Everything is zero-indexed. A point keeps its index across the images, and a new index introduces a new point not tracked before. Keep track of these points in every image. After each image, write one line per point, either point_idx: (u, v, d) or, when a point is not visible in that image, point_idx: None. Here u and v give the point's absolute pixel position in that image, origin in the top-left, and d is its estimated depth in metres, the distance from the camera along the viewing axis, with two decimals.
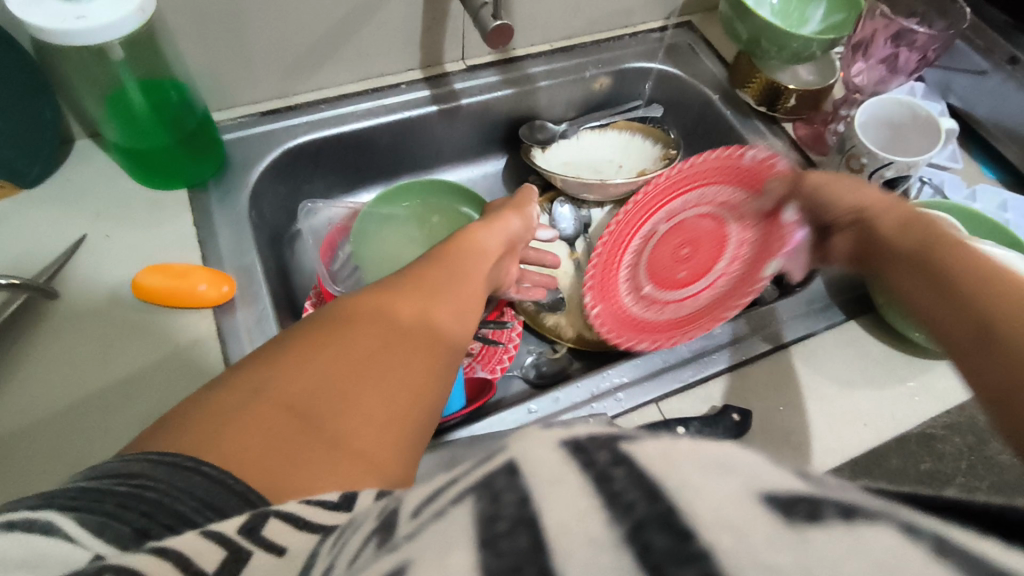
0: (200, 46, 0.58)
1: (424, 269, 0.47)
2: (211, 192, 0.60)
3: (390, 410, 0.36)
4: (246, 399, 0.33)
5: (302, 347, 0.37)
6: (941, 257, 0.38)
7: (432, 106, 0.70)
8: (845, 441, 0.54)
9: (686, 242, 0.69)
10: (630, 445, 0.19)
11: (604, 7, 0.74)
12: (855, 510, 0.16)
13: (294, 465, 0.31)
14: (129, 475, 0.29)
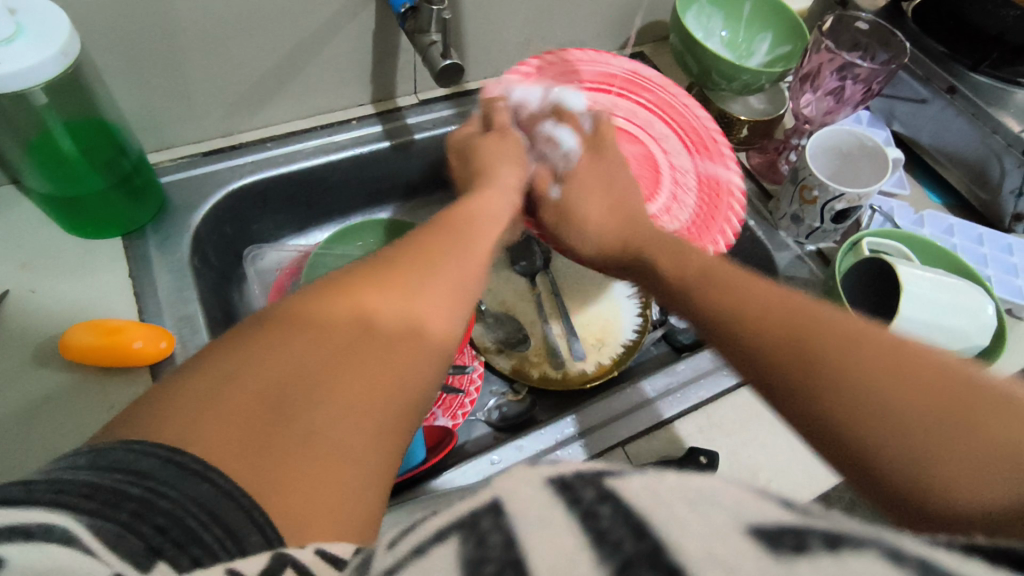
0: (134, 88, 0.56)
1: (421, 239, 0.44)
2: (150, 238, 0.58)
3: (373, 412, 0.33)
4: (217, 390, 0.31)
5: (281, 328, 0.34)
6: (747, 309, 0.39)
7: (386, 142, 0.69)
8: (813, 472, 0.53)
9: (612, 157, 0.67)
10: (616, 481, 0.18)
11: (555, 37, 0.75)
12: (841, 538, 0.16)
13: (274, 469, 0.29)
14: (141, 474, 0.26)
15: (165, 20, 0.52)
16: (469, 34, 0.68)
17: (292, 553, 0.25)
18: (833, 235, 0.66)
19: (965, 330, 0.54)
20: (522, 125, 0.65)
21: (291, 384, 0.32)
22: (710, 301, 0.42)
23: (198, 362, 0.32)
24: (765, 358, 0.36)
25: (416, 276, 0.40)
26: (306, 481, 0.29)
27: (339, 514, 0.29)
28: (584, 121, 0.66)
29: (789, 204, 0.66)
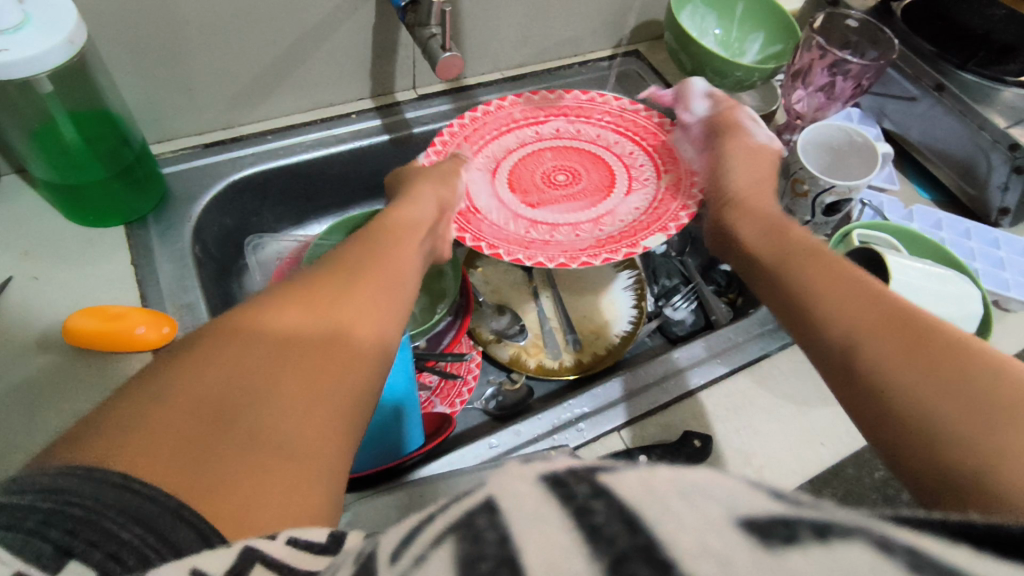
0: (136, 77, 0.57)
1: (349, 253, 0.45)
2: (151, 227, 0.58)
3: (318, 409, 0.33)
4: (147, 408, 0.30)
5: (203, 345, 0.34)
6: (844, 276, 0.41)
7: (384, 135, 0.70)
8: (804, 460, 0.54)
9: (566, 171, 0.66)
10: (608, 477, 0.18)
11: (551, 36, 0.76)
12: (830, 528, 0.16)
13: (213, 468, 0.29)
14: (53, 488, 0.24)
15: (170, 14, 0.53)
16: (467, 30, 0.69)
17: (262, 548, 0.24)
18: (824, 229, 0.68)
19: (952, 318, 0.55)
20: (476, 151, 0.65)
21: (232, 396, 0.32)
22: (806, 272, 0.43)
23: (131, 385, 0.32)
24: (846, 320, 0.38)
25: (346, 286, 0.40)
26: (252, 485, 0.29)
27: (290, 508, 0.29)
28: (526, 149, 0.67)
29: (781, 199, 0.67)
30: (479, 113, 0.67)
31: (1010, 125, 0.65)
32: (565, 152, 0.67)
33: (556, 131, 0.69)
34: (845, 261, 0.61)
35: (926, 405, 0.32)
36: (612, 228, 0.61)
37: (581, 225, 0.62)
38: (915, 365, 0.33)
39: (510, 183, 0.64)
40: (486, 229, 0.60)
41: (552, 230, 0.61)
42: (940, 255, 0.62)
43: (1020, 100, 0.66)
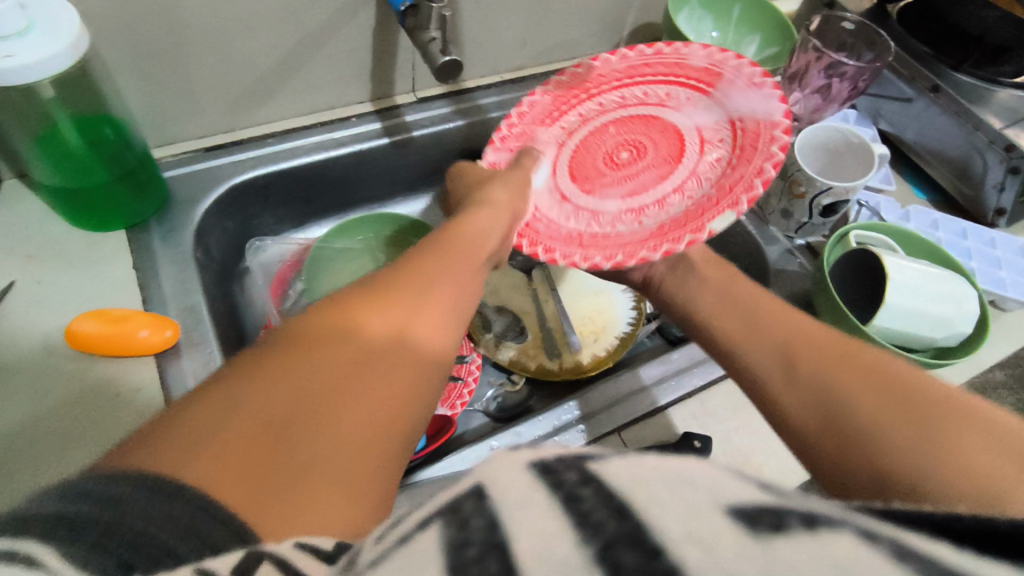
0: (137, 81, 0.57)
1: (411, 267, 0.45)
2: (153, 231, 0.59)
3: (370, 430, 0.34)
4: (215, 419, 0.31)
5: (273, 359, 0.35)
6: (766, 317, 0.45)
7: (384, 138, 0.70)
8: None
9: (629, 147, 0.62)
10: (597, 465, 0.19)
11: (549, 38, 0.76)
12: (816, 519, 0.17)
13: (271, 485, 0.29)
14: (114, 498, 0.25)
15: (171, 18, 0.53)
16: (466, 33, 0.69)
17: (268, 549, 0.24)
18: (821, 229, 0.68)
19: (948, 318, 0.56)
20: (544, 140, 0.63)
21: (294, 414, 0.32)
22: (736, 315, 0.47)
23: (198, 393, 0.33)
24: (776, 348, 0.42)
25: (410, 307, 0.41)
26: (304, 506, 0.29)
27: (340, 528, 0.29)
28: (591, 126, 0.63)
29: (778, 199, 0.68)
30: (530, 102, 0.63)
31: (1005, 126, 0.66)
32: (628, 126, 0.62)
33: (619, 99, 0.63)
34: (840, 262, 0.61)
35: (866, 422, 0.35)
36: (676, 213, 0.57)
37: (645, 207, 0.59)
38: (846, 386, 0.37)
39: (569, 170, 0.62)
40: (548, 232, 0.59)
41: (616, 218, 0.59)
42: (936, 254, 0.63)
43: (1015, 102, 0.68)
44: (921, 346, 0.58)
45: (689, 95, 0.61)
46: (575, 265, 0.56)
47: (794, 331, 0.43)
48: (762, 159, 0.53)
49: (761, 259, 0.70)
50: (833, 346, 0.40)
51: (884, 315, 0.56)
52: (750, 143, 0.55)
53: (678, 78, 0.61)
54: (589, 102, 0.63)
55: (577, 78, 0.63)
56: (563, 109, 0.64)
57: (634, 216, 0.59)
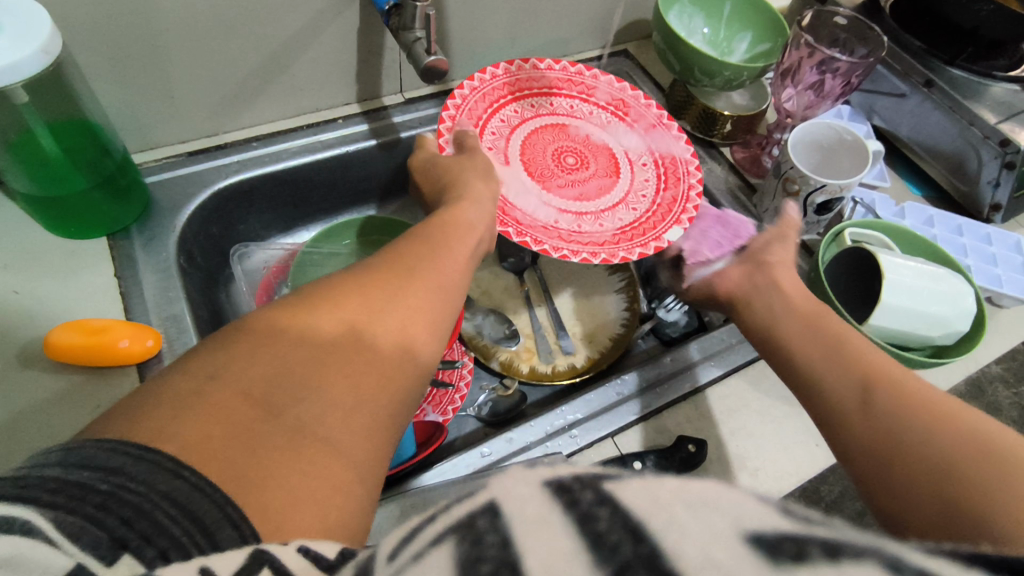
0: (116, 85, 0.56)
1: (402, 249, 0.47)
2: (135, 239, 0.57)
3: (360, 409, 0.36)
4: (201, 385, 0.32)
5: (261, 335, 0.36)
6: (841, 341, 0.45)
7: (371, 140, 0.69)
8: (800, 462, 0.54)
9: (571, 153, 0.68)
10: (614, 485, 0.18)
11: (538, 37, 0.75)
12: (840, 548, 0.16)
13: (253, 455, 0.31)
14: (114, 470, 0.27)
15: (150, 20, 0.52)
16: (454, 33, 0.68)
17: (271, 551, 0.25)
18: (815, 228, 0.67)
19: (946, 317, 0.55)
20: (488, 126, 0.65)
21: (277, 389, 0.34)
22: (804, 339, 0.47)
23: (187, 360, 0.35)
24: (844, 377, 0.43)
25: (399, 284, 0.43)
26: (290, 479, 0.31)
27: (320, 504, 0.31)
28: (531, 125, 0.68)
29: (772, 198, 0.67)
30: (472, 88, 0.65)
31: (1000, 121, 0.65)
32: (561, 134, 0.69)
33: (551, 106, 0.70)
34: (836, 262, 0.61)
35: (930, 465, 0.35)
36: (627, 217, 0.64)
37: (598, 212, 0.65)
38: (913, 425, 0.37)
39: (524, 161, 0.66)
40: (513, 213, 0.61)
41: (578, 218, 0.63)
42: (931, 252, 0.62)
43: (1009, 95, 0.67)
44: (918, 344, 0.57)
45: (610, 118, 0.71)
46: (551, 253, 0.59)
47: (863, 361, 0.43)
48: (688, 187, 0.66)
49: None
50: (910, 385, 0.40)
51: (882, 316, 0.55)
52: (673, 170, 0.67)
53: (600, 103, 0.72)
54: (523, 101, 0.69)
55: (512, 79, 0.68)
56: (506, 101, 0.68)
57: (588, 217, 0.64)
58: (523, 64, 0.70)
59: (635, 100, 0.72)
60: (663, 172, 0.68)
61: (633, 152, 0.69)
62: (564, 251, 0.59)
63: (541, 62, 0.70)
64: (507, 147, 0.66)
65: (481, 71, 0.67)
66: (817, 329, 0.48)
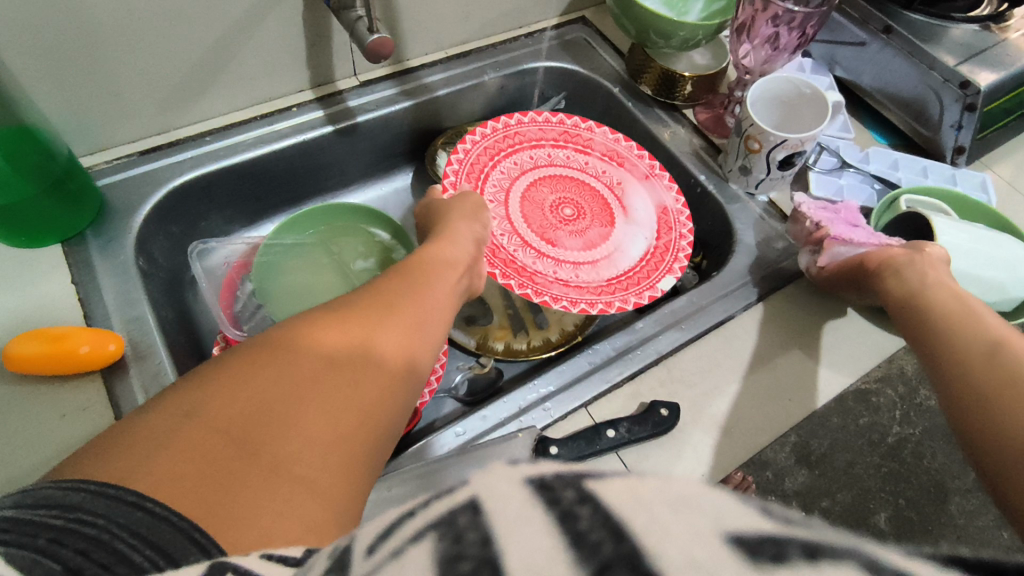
0: (57, 88, 0.54)
1: (383, 283, 0.50)
2: (91, 243, 0.57)
3: (337, 443, 0.38)
4: (179, 423, 0.35)
5: (241, 369, 0.39)
6: (978, 312, 0.49)
7: (328, 127, 0.68)
8: (773, 417, 0.54)
9: (569, 204, 0.71)
10: (596, 483, 0.17)
11: (492, 9, 0.74)
12: (820, 550, 0.15)
13: (228, 490, 0.33)
14: (71, 507, 0.29)
15: (81, 17, 0.50)
16: (403, 11, 0.67)
17: (233, 561, 0.26)
18: (781, 182, 0.67)
19: (1002, 283, 0.56)
20: (489, 180, 0.69)
21: (254, 425, 0.36)
22: (934, 306, 0.51)
23: (169, 399, 0.37)
24: (982, 341, 0.46)
25: (379, 319, 0.45)
26: (265, 515, 0.33)
27: (295, 533, 0.33)
28: (530, 177, 0.71)
29: (735, 158, 0.66)
30: (474, 140, 0.69)
31: (959, 62, 0.65)
32: (559, 184, 0.72)
33: (548, 157, 0.73)
34: (895, 224, 0.62)
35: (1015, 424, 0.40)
36: (623, 266, 0.67)
37: (596, 262, 0.67)
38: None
39: (520, 212, 0.69)
40: (510, 261, 0.64)
41: (574, 268, 0.66)
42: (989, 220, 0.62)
43: (968, 36, 0.67)
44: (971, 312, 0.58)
45: (603, 167, 0.73)
46: (551, 306, 0.61)
47: (990, 332, 0.46)
48: (677, 239, 0.68)
49: (724, 219, 0.68)
50: None
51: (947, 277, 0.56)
52: (665, 221, 0.69)
53: (593, 151, 0.74)
54: (523, 154, 0.72)
55: (512, 133, 0.72)
56: (504, 153, 0.71)
57: (584, 266, 0.67)
58: (523, 118, 0.73)
59: (628, 152, 0.73)
60: (653, 219, 0.70)
61: (625, 201, 0.71)
62: (563, 301, 0.61)
63: (539, 115, 0.73)
64: (508, 195, 0.69)
65: (480, 125, 0.70)
66: (953, 297, 0.51)
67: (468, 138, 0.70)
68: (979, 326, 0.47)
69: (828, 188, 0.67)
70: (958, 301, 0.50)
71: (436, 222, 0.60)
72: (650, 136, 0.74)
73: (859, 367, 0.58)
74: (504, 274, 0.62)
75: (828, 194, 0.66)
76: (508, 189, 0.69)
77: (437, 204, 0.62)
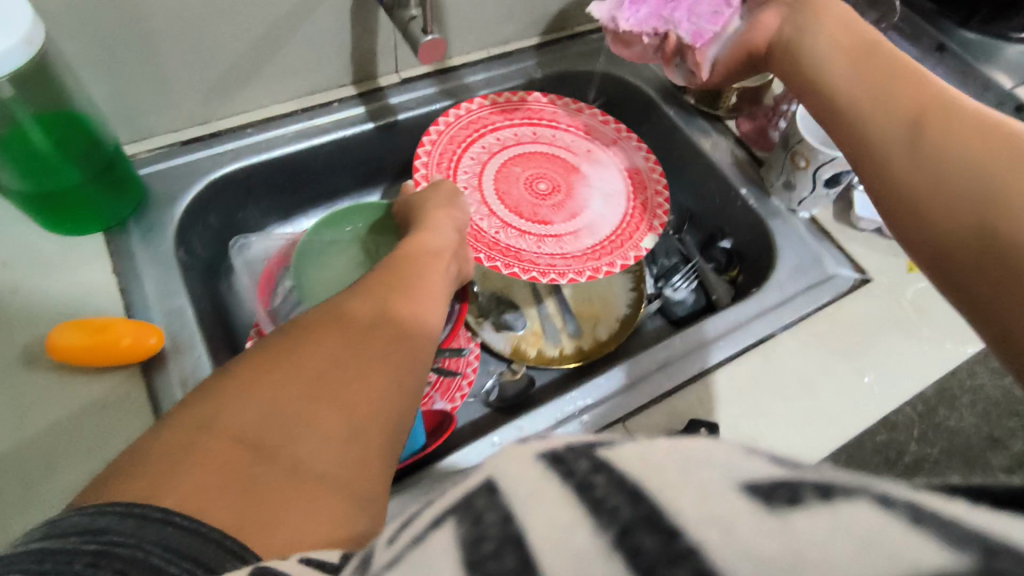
0: (104, 76, 0.54)
1: (373, 279, 0.49)
2: (132, 232, 0.56)
3: (353, 437, 0.38)
4: (193, 436, 0.34)
5: (245, 376, 0.38)
6: (903, 77, 0.45)
7: (369, 124, 0.67)
8: (811, 439, 0.53)
9: (543, 177, 0.69)
10: (608, 453, 0.20)
11: (536, 9, 0.72)
12: (832, 488, 0.16)
13: (254, 498, 0.33)
14: (98, 530, 0.28)
15: (135, 8, 0.50)
16: (449, 10, 0.66)
17: (274, 566, 0.25)
18: (825, 200, 0.66)
19: None
20: (460, 167, 0.67)
21: (268, 431, 0.36)
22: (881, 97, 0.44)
23: (175, 416, 0.36)
24: (904, 115, 0.42)
25: (374, 316, 0.45)
26: (294, 516, 0.33)
27: (324, 534, 0.33)
28: (503, 158, 0.69)
29: (779, 174, 0.66)
30: (444, 124, 0.67)
31: (1015, 84, 0.65)
32: (530, 161, 0.70)
33: (515, 135, 0.71)
34: None
35: (894, 156, 0.41)
36: (603, 232, 0.66)
37: (577, 232, 0.66)
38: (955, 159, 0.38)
39: (497, 194, 0.67)
40: (494, 245, 0.63)
41: (556, 241, 0.65)
42: None
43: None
44: None
45: (578, 139, 0.72)
46: (543, 280, 0.62)
47: (908, 100, 0.43)
48: (653, 197, 0.68)
49: (763, 233, 0.67)
50: (962, 118, 0.39)
51: None
52: (637, 185, 0.69)
53: (565, 125, 0.72)
54: (489, 136, 0.69)
55: (478, 116, 0.69)
56: (475, 135, 0.69)
57: (565, 237, 0.66)
58: (483, 99, 0.70)
59: (600, 122, 0.73)
60: (628, 184, 0.69)
61: (599, 170, 0.71)
62: (551, 275, 0.62)
63: (503, 96, 0.71)
64: (482, 175, 0.67)
65: (443, 113, 0.68)
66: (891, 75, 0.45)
67: (432, 130, 0.67)
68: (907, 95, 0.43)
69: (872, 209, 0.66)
70: (899, 72, 0.45)
71: (414, 214, 0.59)
72: (691, 145, 0.73)
73: (899, 392, 0.56)
74: (489, 257, 0.62)
75: (873, 215, 0.65)
76: (481, 167, 0.68)
77: (411, 195, 0.62)
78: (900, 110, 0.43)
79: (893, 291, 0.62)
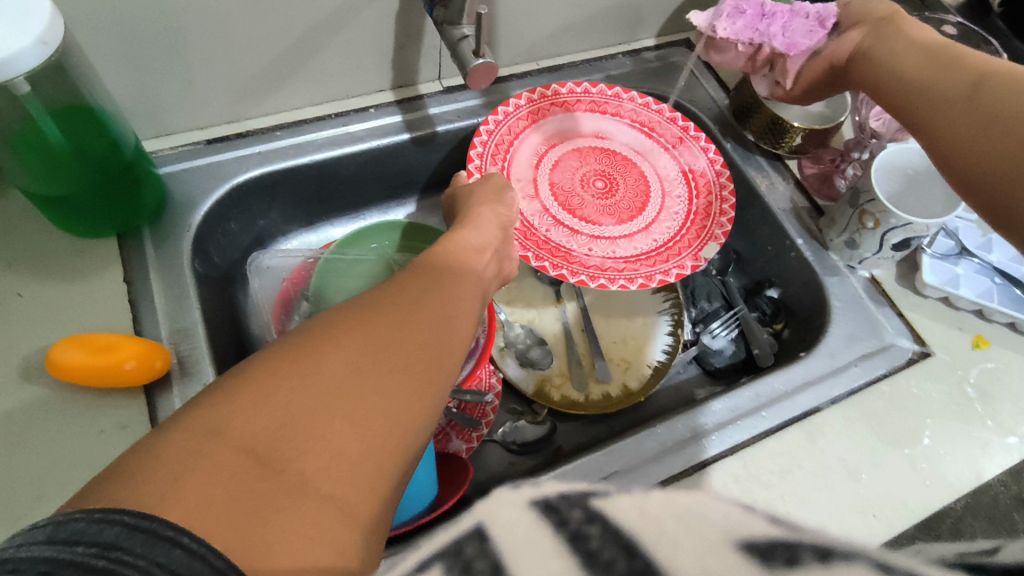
0: (129, 73, 0.51)
1: (412, 275, 0.42)
2: (147, 242, 0.53)
3: (377, 454, 0.31)
4: (197, 443, 0.28)
5: (265, 370, 0.32)
6: (960, 53, 0.45)
7: (405, 134, 0.63)
8: (853, 533, 0.49)
9: (600, 175, 0.65)
10: (601, 500, 0.17)
11: (592, 23, 0.68)
12: (832, 552, 0.15)
13: (261, 519, 0.27)
14: (106, 545, 0.23)
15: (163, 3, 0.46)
16: (501, 21, 0.61)
17: None
18: (887, 261, 0.61)
19: None
20: (514, 159, 0.63)
21: (282, 439, 0.29)
22: (936, 76, 0.45)
23: (187, 413, 0.30)
24: (969, 80, 0.43)
25: (410, 315, 0.38)
26: (300, 543, 0.27)
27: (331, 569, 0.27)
28: (560, 152, 0.65)
29: (842, 230, 0.61)
30: (502, 113, 0.63)
31: None
32: (588, 157, 0.65)
33: (575, 129, 0.66)
34: None
35: (956, 124, 0.42)
36: (659, 237, 0.62)
37: (634, 234, 0.62)
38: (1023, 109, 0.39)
39: (552, 191, 0.63)
40: (544, 243, 0.59)
41: (609, 244, 0.61)
42: None
43: None
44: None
45: (639, 137, 0.67)
46: (589, 284, 0.57)
47: (972, 69, 0.43)
48: (718, 200, 0.63)
49: (817, 290, 0.62)
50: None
51: None
52: (701, 189, 0.64)
53: (630, 120, 0.67)
54: (548, 127, 0.65)
55: (545, 105, 0.65)
56: (531, 126, 0.65)
57: (620, 240, 0.62)
58: (547, 88, 0.66)
59: (666, 121, 0.67)
60: (687, 190, 0.64)
61: (661, 168, 0.66)
62: (600, 280, 0.58)
63: (563, 86, 0.66)
64: (538, 168, 0.64)
65: (503, 103, 0.64)
66: (947, 55, 0.46)
67: (491, 117, 0.63)
68: (969, 64, 0.44)
69: (941, 276, 0.61)
70: (955, 53, 0.45)
71: (461, 207, 0.55)
72: (745, 183, 0.68)
73: (954, 489, 0.51)
74: (537, 256, 0.58)
75: (941, 282, 0.60)
76: (539, 159, 0.64)
77: (464, 188, 0.57)
78: (963, 73, 0.44)
79: (955, 371, 0.57)
